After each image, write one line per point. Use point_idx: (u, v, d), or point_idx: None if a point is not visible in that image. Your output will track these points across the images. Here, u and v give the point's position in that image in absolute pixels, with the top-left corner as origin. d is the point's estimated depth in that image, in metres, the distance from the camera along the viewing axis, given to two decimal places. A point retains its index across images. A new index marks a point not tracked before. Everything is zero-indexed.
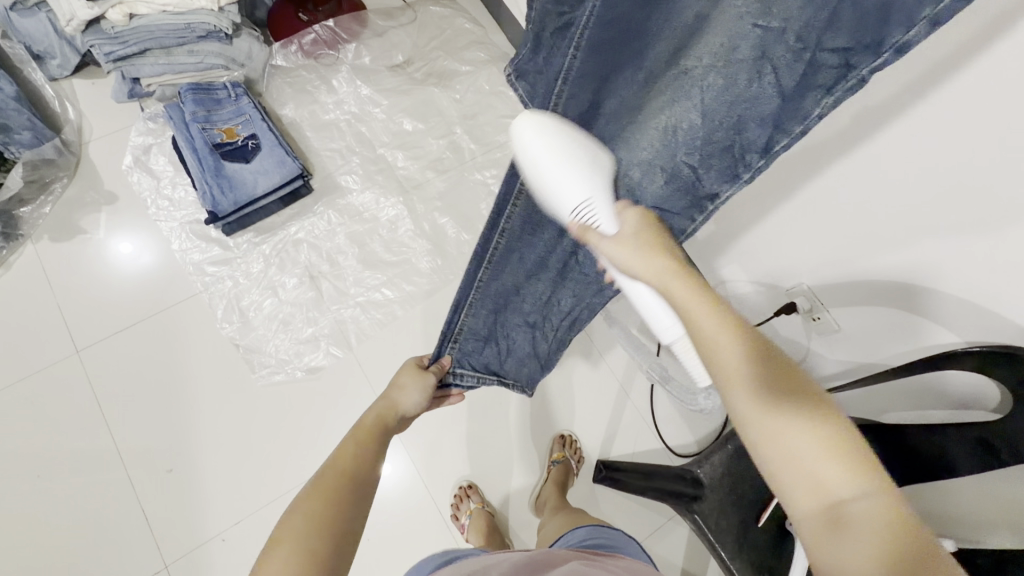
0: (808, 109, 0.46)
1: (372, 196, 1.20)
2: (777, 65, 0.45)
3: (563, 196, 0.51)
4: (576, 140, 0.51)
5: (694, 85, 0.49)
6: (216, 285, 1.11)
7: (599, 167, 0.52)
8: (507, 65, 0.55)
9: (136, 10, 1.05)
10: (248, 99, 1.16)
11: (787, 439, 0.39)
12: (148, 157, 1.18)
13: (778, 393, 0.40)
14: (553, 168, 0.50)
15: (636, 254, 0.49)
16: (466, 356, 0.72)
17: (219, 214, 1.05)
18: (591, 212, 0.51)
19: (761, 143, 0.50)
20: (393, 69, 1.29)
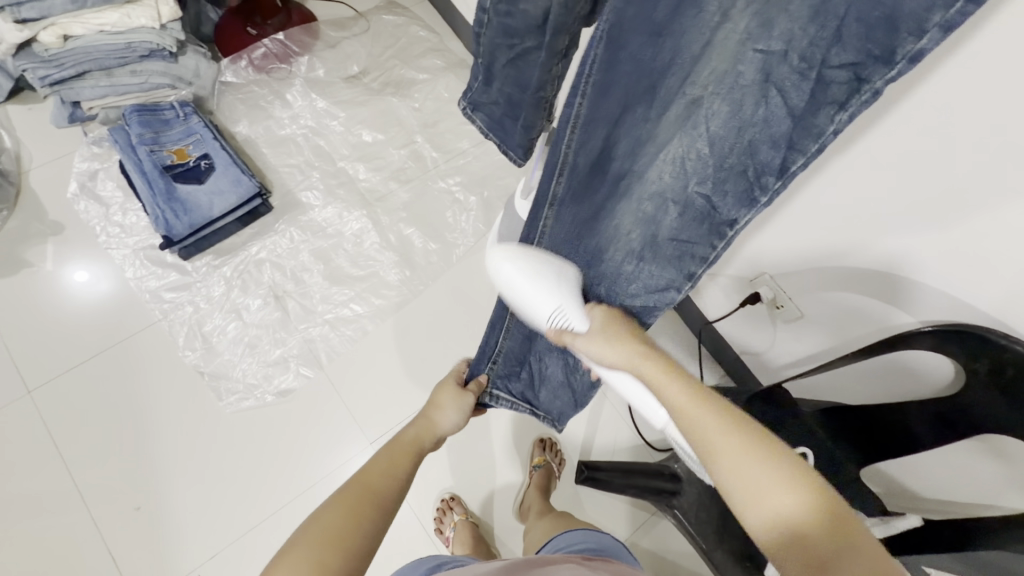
0: (822, 126, 0.40)
1: (335, 210, 1.17)
2: (783, 87, 0.40)
3: (535, 308, 0.57)
4: (545, 261, 0.58)
5: (700, 113, 0.45)
6: (176, 312, 1.07)
7: (566, 281, 0.58)
8: (463, 99, 0.64)
9: (70, 31, 1.00)
10: (198, 118, 1.12)
11: (742, 467, 0.43)
12: (95, 183, 1.13)
13: (714, 422, 0.46)
14: (530, 279, 0.56)
15: (609, 344, 0.55)
16: (504, 376, 0.73)
17: (174, 239, 1.02)
18: (563, 318, 0.57)
19: (775, 165, 0.44)
20: (348, 80, 1.27)
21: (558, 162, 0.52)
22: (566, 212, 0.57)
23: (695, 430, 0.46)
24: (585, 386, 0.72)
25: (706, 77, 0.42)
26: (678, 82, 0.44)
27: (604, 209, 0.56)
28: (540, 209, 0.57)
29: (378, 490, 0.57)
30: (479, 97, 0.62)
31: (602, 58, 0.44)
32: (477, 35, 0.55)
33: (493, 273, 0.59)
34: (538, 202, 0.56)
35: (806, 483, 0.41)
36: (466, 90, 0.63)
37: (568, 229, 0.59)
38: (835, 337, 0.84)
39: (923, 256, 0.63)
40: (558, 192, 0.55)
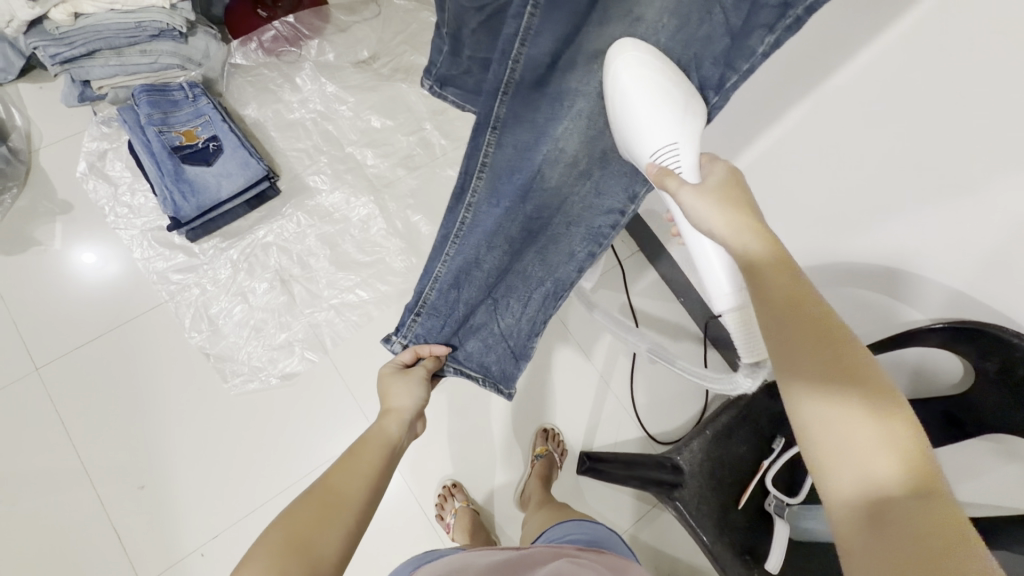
0: (755, 47, 0.55)
1: (342, 196, 1.17)
2: (725, 6, 0.53)
3: (648, 137, 0.56)
4: (667, 87, 0.55)
5: (647, 26, 0.56)
6: (182, 293, 1.07)
7: (683, 122, 0.56)
8: (428, 78, 0.63)
9: (81, 9, 0.99)
10: (207, 99, 1.11)
11: (843, 407, 0.40)
12: (104, 163, 1.13)
13: (812, 343, 0.42)
14: (645, 108, 0.55)
15: (719, 210, 0.50)
16: (427, 333, 0.69)
17: (182, 220, 1.02)
18: (672, 158, 0.55)
19: (715, 80, 0.58)
20: (358, 65, 1.26)
21: (501, 81, 0.53)
22: (507, 139, 0.58)
23: (810, 358, 0.42)
24: (525, 337, 0.74)
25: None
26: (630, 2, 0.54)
27: (543, 130, 0.59)
28: (480, 134, 0.57)
29: (347, 491, 0.55)
30: (447, 70, 0.62)
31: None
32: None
33: (608, 82, 0.55)
34: (481, 123, 0.56)
35: (910, 454, 0.38)
36: (431, 66, 0.62)
37: (509, 157, 0.60)
38: None
39: None
40: (501, 113, 0.56)
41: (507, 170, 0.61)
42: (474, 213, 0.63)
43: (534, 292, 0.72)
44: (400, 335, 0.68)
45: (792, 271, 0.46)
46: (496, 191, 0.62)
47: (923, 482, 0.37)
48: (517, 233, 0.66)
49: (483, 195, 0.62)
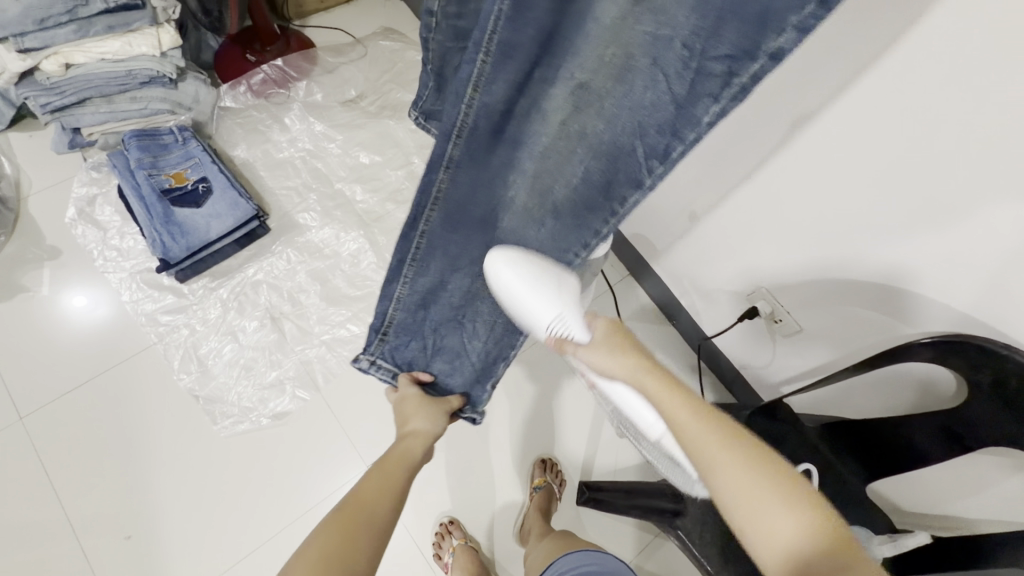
0: (700, 116, 0.47)
1: (332, 232, 1.18)
2: (668, 73, 0.47)
3: (541, 312, 0.59)
4: (541, 269, 0.60)
5: (593, 96, 0.52)
6: (172, 334, 1.06)
7: (567, 294, 0.60)
8: (415, 108, 0.63)
9: (72, 60, 1.01)
10: (197, 142, 1.13)
11: (754, 501, 0.46)
12: (93, 208, 1.13)
13: (731, 453, 0.48)
14: (530, 287, 0.59)
15: (610, 354, 0.56)
16: (395, 349, 0.72)
17: (171, 261, 1.02)
18: (563, 326, 0.58)
19: (660, 150, 0.51)
20: (346, 104, 1.29)
21: (456, 125, 0.54)
22: (462, 174, 0.59)
23: (717, 464, 0.48)
24: (488, 360, 0.73)
25: (597, 63, 0.49)
26: (574, 61, 0.50)
27: (499, 171, 0.60)
28: (433, 173, 0.58)
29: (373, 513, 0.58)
30: (432, 104, 0.62)
31: (509, 19, 0.47)
32: (426, 40, 0.54)
33: (491, 278, 0.61)
34: (433, 166, 0.57)
35: (825, 531, 0.44)
36: (418, 99, 0.62)
37: (467, 190, 0.60)
38: (833, 351, 0.84)
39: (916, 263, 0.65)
40: (455, 155, 0.56)
41: (462, 205, 0.62)
42: (430, 238, 0.64)
43: (501, 318, 0.71)
44: (366, 352, 0.70)
45: (675, 382, 0.53)
46: (452, 220, 0.63)
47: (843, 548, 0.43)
48: (476, 261, 0.67)
49: (438, 223, 0.63)
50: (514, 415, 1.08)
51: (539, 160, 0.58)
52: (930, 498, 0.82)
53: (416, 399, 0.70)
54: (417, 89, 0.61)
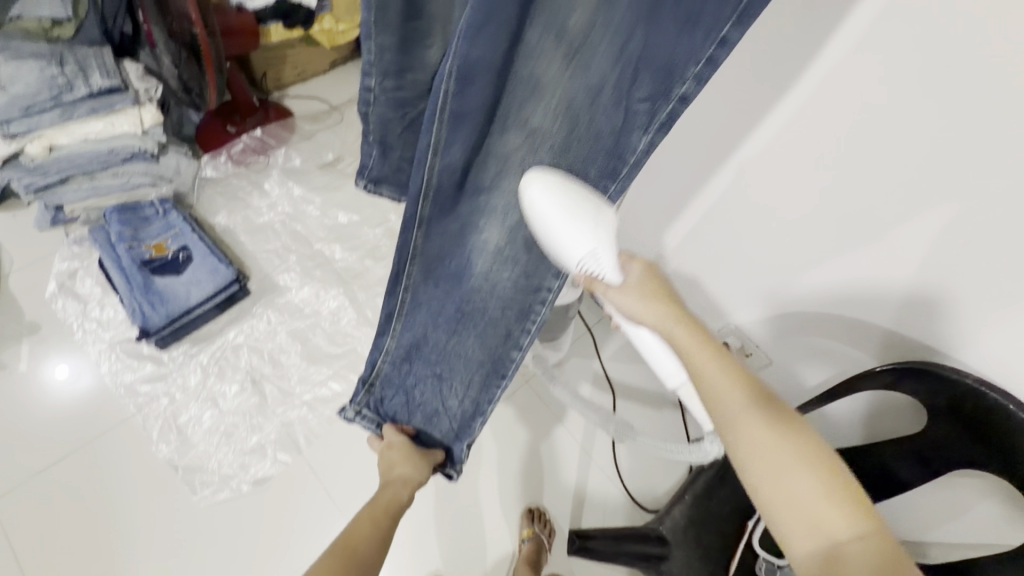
0: (635, 145, 0.52)
1: (312, 291, 1.20)
2: (603, 111, 0.51)
3: (565, 249, 0.49)
4: (579, 193, 0.49)
5: (539, 140, 0.53)
6: (151, 404, 1.06)
7: (603, 231, 0.50)
8: (361, 175, 0.65)
9: (56, 142, 1.04)
10: (177, 213, 1.16)
11: (778, 471, 0.48)
12: (74, 281, 1.15)
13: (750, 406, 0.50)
14: (560, 218, 0.48)
15: (645, 302, 0.53)
16: (384, 399, 0.74)
17: (150, 330, 1.04)
18: (596, 265, 0.50)
19: (608, 171, 0.54)
20: (324, 167, 1.34)
21: (422, 185, 0.54)
22: (435, 230, 0.59)
23: (747, 435, 0.49)
24: (468, 418, 0.74)
25: (544, 110, 0.51)
26: (523, 109, 0.51)
27: (467, 221, 0.60)
28: (408, 231, 0.58)
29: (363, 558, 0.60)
30: (379, 171, 0.64)
31: (456, 95, 0.47)
32: (366, 111, 0.58)
33: (524, 197, 0.49)
34: (406, 225, 0.57)
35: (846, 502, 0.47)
36: (364, 166, 0.65)
37: (440, 244, 0.61)
38: (797, 382, 0.89)
39: (859, 286, 0.69)
40: (425, 214, 0.56)
41: (440, 257, 0.62)
42: (414, 294, 0.65)
43: (477, 373, 0.71)
44: (352, 401, 0.73)
45: (709, 344, 0.52)
46: (431, 271, 0.64)
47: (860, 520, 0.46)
48: (452, 312, 0.67)
49: (419, 277, 0.63)
50: (500, 465, 1.07)
51: (501, 211, 0.59)
52: (922, 523, 0.79)
53: (401, 449, 0.72)
54: (362, 157, 0.64)
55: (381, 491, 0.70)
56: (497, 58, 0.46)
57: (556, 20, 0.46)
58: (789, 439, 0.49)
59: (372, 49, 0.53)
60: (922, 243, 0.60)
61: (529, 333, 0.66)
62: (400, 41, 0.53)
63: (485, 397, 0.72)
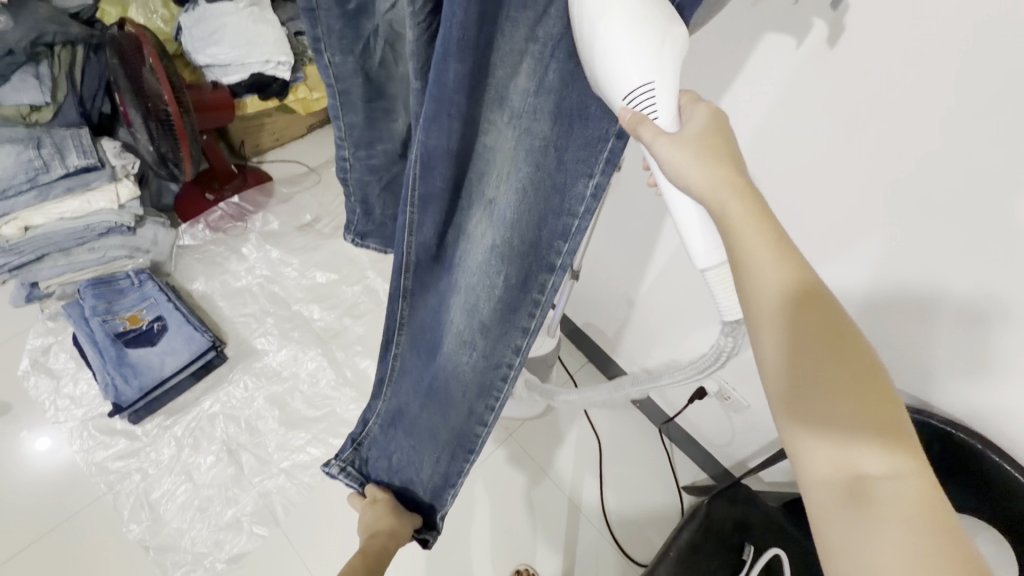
0: (581, 193, 0.45)
1: (290, 353, 1.19)
2: (551, 174, 0.46)
3: (613, 76, 0.33)
4: (650, 5, 0.32)
5: (499, 210, 0.50)
6: (123, 481, 1.02)
7: (667, 66, 0.33)
8: (348, 231, 0.62)
9: (31, 222, 1.06)
10: (152, 283, 1.17)
11: (818, 384, 0.33)
12: (48, 357, 1.14)
13: (811, 325, 0.34)
14: (610, 43, 0.32)
15: (694, 158, 0.35)
16: (372, 459, 0.73)
17: (123, 404, 1.02)
18: (650, 103, 0.33)
19: (562, 232, 0.49)
20: (302, 229, 1.36)
21: (401, 266, 0.56)
22: (420, 300, 0.60)
23: (800, 338, 0.34)
24: (440, 487, 0.73)
25: (497, 183, 0.48)
26: (479, 184, 0.49)
27: (444, 294, 0.59)
28: (393, 301, 0.60)
29: None
30: (363, 227, 0.60)
31: (423, 177, 0.46)
32: (345, 179, 0.56)
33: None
34: (392, 296, 0.59)
35: (904, 449, 0.32)
36: (349, 222, 0.61)
37: (423, 316, 0.62)
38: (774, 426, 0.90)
39: (847, 318, 0.69)
40: (407, 286, 0.58)
41: (423, 329, 0.63)
42: (402, 362, 0.66)
43: (443, 452, 0.71)
44: (337, 457, 0.71)
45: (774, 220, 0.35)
46: (416, 341, 0.64)
47: (912, 470, 0.32)
48: (427, 385, 0.67)
49: (407, 348, 0.65)
50: (486, 525, 1.04)
51: (465, 286, 0.57)
52: None
53: (386, 507, 0.71)
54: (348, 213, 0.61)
55: (369, 544, 0.66)
56: (451, 145, 0.44)
57: (500, 99, 0.43)
58: (852, 355, 0.34)
59: (340, 126, 0.52)
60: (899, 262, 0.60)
61: (493, 410, 0.65)
62: (365, 119, 0.51)
63: (458, 469, 0.72)
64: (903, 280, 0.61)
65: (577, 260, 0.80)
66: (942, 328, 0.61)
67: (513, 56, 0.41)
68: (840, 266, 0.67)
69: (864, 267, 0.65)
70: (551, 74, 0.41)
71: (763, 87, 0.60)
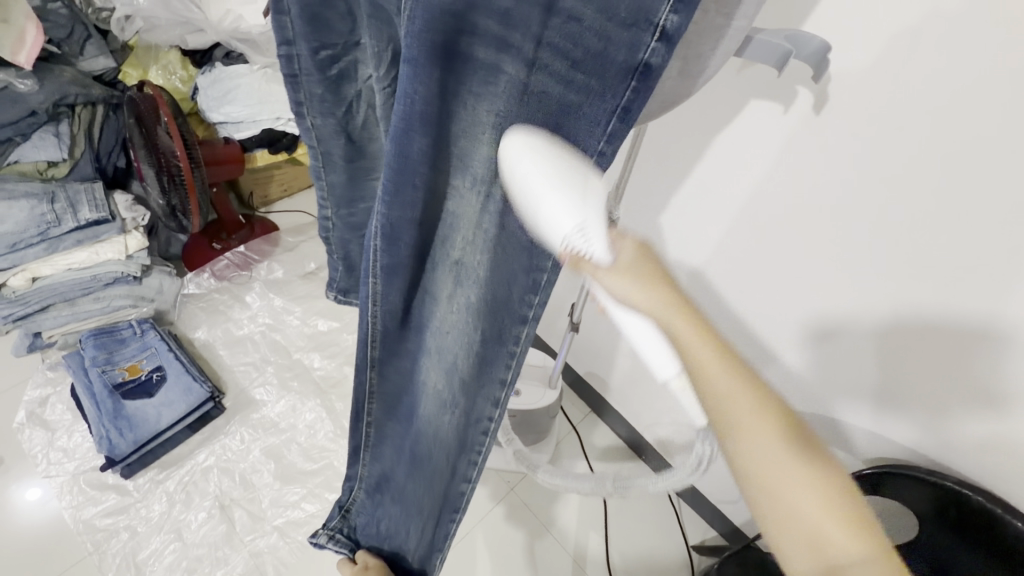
0: (551, 254, 0.45)
1: (288, 404, 1.17)
2: (513, 229, 0.46)
3: (546, 224, 0.39)
4: (569, 161, 0.38)
5: (468, 270, 0.50)
6: (110, 540, 0.99)
7: (591, 205, 0.38)
8: (331, 289, 0.62)
9: (39, 273, 1.08)
10: (155, 332, 1.17)
11: (784, 488, 0.37)
12: (44, 409, 1.12)
13: (761, 422, 0.37)
14: (539, 191, 0.38)
15: (633, 283, 0.38)
16: (363, 523, 0.72)
17: (117, 458, 1.00)
18: (583, 241, 0.39)
19: (530, 282, 0.48)
20: (305, 277, 1.37)
21: (367, 335, 0.56)
22: (388, 367, 0.60)
23: (754, 441, 0.37)
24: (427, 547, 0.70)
25: (463, 244, 0.49)
26: (443, 243, 0.50)
27: (415, 355, 0.60)
28: (363, 372, 0.60)
29: None
30: (347, 283, 0.61)
31: (385, 249, 0.48)
32: (327, 238, 0.57)
33: (508, 168, 0.40)
34: (360, 366, 0.59)
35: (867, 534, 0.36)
36: (331, 280, 0.62)
37: (398, 380, 0.62)
38: None
39: (822, 370, 0.72)
40: (376, 356, 0.58)
41: (398, 393, 0.63)
42: (378, 428, 0.66)
43: (429, 518, 0.69)
44: (325, 525, 0.70)
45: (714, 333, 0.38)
46: (390, 403, 0.64)
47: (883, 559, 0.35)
48: (408, 447, 0.66)
49: (380, 412, 0.64)
50: None
51: (436, 348, 0.57)
52: None
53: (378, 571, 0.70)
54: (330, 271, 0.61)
55: None
56: (412, 209, 0.45)
57: (466, 167, 0.45)
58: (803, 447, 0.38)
59: (323, 185, 0.52)
60: (870, 309, 0.62)
61: (476, 466, 0.63)
62: (347, 178, 0.52)
63: (449, 529, 0.68)
64: (918, 309, 0.58)
65: (576, 312, 0.79)
66: (929, 367, 0.61)
67: (478, 123, 0.41)
68: (829, 312, 0.67)
69: (850, 312, 0.65)
70: None
71: (757, 140, 0.62)
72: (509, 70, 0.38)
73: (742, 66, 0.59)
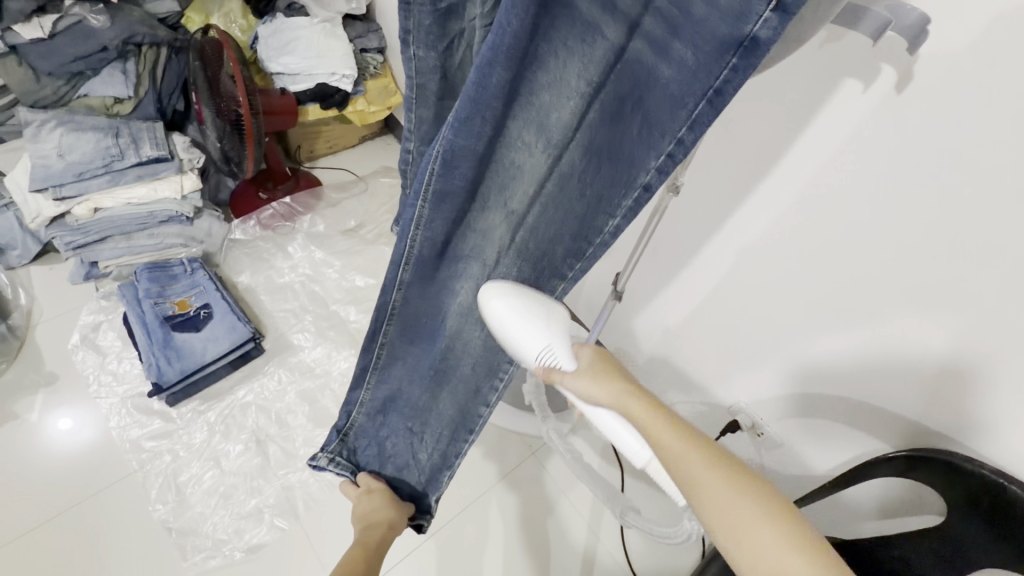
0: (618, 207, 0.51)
1: (324, 351, 1.22)
2: (576, 189, 0.53)
3: (524, 347, 0.55)
4: (529, 298, 0.56)
5: (525, 216, 0.56)
6: (153, 461, 1.05)
7: (553, 327, 0.55)
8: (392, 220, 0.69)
9: (101, 205, 1.13)
10: (203, 272, 1.22)
11: (743, 528, 0.43)
12: (97, 334, 1.18)
13: (715, 475, 0.45)
14: (514, 323, 0.55)
15: (595, 384, 0.52)
16: (360, 449, 0.73)
17: (163, 385, 1.06)
18: (552, 356, 0.54)
19: (577, 235, 0.56)
20: (346, 233, 1.41)
21: (402, 255, 0.58)
22: (413, 293, 0.62)
23: (707, 490, 0.45)
24: (437, 471, 0.75)
25: (524, 191, 0.54)
26: (503, 188, 0.54)
27: (446, 283, 0.63)
28: (387, 294, 0.62)
29: None
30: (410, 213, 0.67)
31: (440, 173, 0.51)
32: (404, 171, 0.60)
33: (486, 310, 0.57)
34: (385, 288, 0.61)
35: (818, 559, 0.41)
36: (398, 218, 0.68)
37: (421, 304, 0.64)
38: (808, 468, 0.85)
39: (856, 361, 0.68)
40: (406, 279, 0.61)
41: (419, 317, 0.66)
42: (390, 349, 0.68)
43: (443, 433, 0.74)
44: (325, 448, 0.71)
45: (659, 407, 0.49)
46: (408, 327, 0.67)
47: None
48: (427, 366, 0.70)
49: (395, 335, 0.66)
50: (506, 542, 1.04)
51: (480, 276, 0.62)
52: None
53: (383, 495, 0.72)
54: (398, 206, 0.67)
55: (366, 534, 0.66)
56: (478, 148, 0.50)
57: (541, 120, 0.49)
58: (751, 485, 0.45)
59: (410, 119, 0.55)
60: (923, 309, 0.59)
61: (495, 391, 0.70)
62: (435, 114, 0.54)
63: (457, 449, 0.74)
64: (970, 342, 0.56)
65: (620, 283, 0.80)
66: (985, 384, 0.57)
67: (564, 81, 0.46)
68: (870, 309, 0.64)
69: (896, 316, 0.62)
70: (594, 108, 0.48)
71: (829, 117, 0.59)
72: (605, 32, 0.43)
73: (826, 39, 0.55)
